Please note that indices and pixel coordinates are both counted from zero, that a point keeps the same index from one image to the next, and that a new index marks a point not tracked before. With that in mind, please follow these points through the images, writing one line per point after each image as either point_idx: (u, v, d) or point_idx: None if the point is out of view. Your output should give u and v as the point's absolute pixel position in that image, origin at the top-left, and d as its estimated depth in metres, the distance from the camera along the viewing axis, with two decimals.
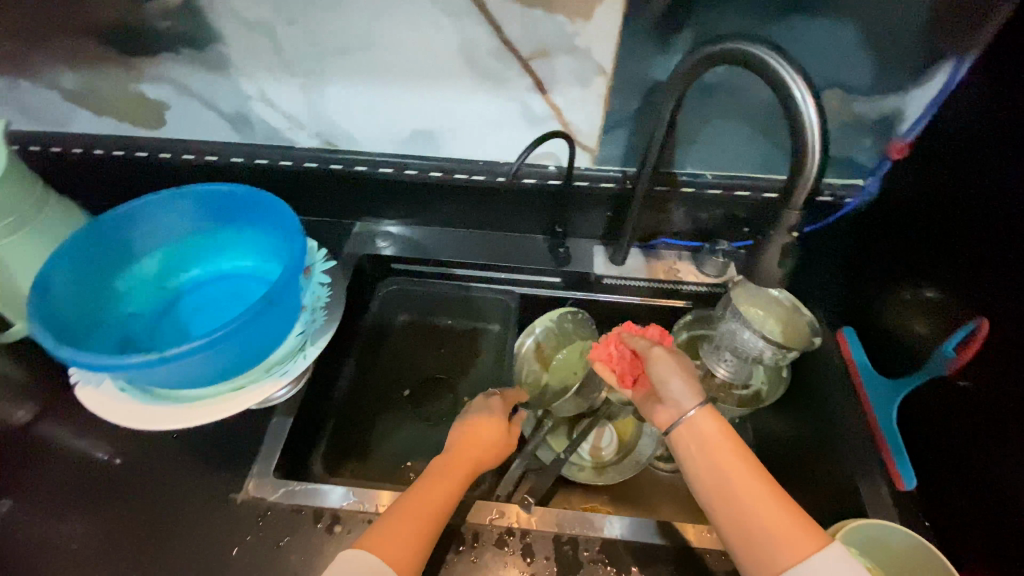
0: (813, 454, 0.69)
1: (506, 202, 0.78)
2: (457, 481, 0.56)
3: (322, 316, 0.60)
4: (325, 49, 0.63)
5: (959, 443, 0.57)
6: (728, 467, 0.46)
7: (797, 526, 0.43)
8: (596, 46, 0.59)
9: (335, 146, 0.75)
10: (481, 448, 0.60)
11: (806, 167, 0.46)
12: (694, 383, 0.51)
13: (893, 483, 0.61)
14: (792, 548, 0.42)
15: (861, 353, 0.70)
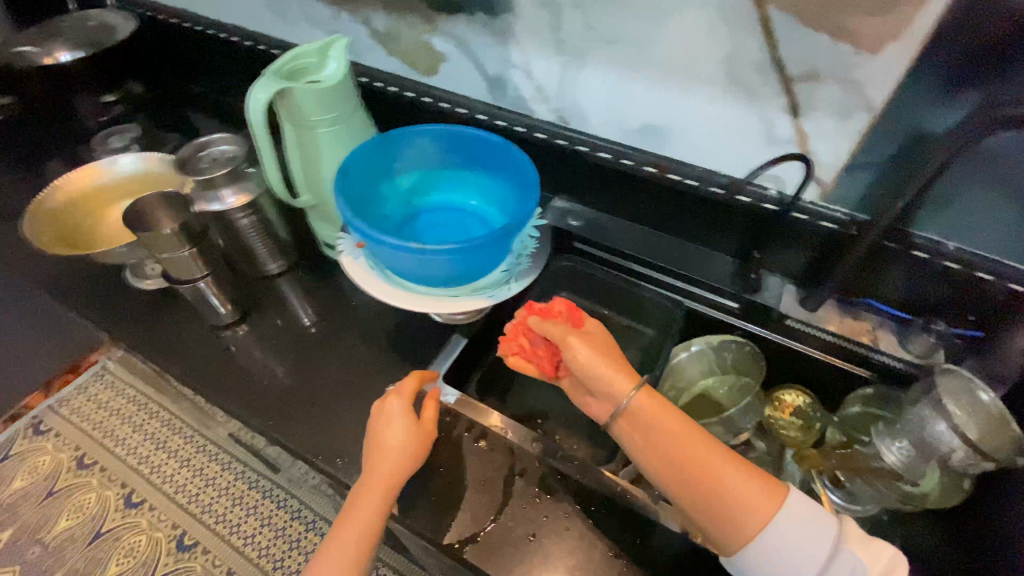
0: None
1: (710, 214, 0.79)
2: (377, 503, 0.57)
3: (527, 262, 0.66)
4: (597, 36, 0.69)
5: None
6: (676, 432, 0.51)
7: (759, 489, 0.49)
8: (873, 83, 0.58)
9: (567, 123, 0.81)
10: (391, 460, 0.57)
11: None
12: (618, 369, 0.54)
13: None
14: (755, 513, 0.48)
15: None
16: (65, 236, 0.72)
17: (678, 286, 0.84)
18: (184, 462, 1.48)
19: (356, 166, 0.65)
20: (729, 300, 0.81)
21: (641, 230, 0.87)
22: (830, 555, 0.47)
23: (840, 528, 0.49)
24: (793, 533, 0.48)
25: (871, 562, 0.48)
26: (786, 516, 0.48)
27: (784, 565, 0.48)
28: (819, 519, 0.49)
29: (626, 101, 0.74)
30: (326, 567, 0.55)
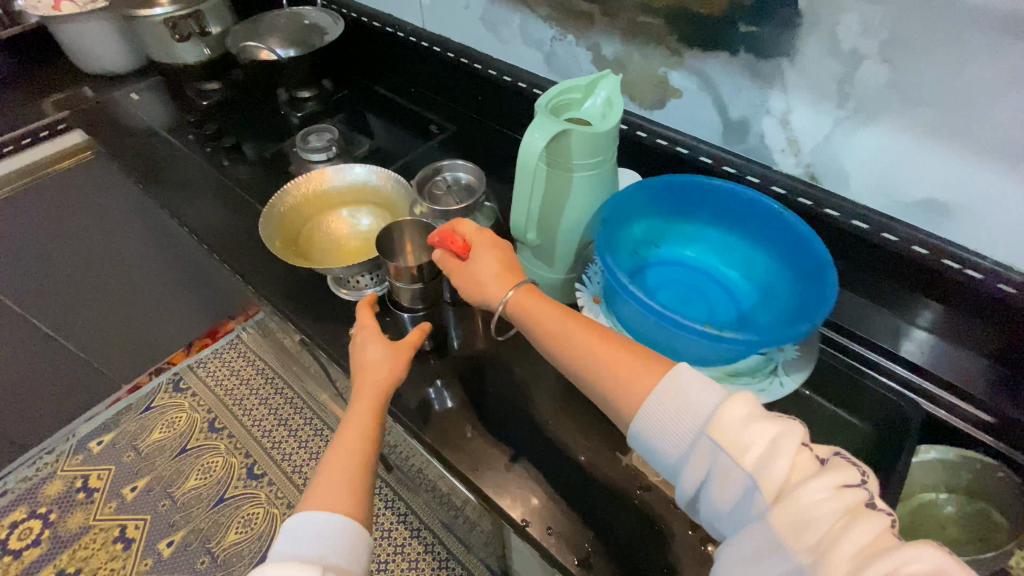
0: None
1: (986, 312, 0.66)
2: (367, 409, 0.60)
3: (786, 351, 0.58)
4: (904, 96, 0.59)
5: None
6: (544, 310, 0.55)
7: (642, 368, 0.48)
8: None
9: (816, 181, 0.72)
10: (378, 366, 0.64)
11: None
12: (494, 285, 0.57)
13: None
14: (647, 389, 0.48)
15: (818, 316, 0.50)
16: (290, 240, 0.72)
17: (915, 382, 0.72)
18: (303, 443, 1.53)
19: (608, 217, 0.59)
20: (986, 412, 0.69)
21: (878, 312, 0.76)
22: (695, 437, 0.44)
23: (715, 409, 0.44)
24: (676, 411, 0.45)
25: (715, 433, 0.42)
26: (690, 424, 0.44)
27: (657, 429, 0.46)
28: (703, 392, 0.45)
29: (910, 170, 0.63)
30: (337, 463, 0.55)
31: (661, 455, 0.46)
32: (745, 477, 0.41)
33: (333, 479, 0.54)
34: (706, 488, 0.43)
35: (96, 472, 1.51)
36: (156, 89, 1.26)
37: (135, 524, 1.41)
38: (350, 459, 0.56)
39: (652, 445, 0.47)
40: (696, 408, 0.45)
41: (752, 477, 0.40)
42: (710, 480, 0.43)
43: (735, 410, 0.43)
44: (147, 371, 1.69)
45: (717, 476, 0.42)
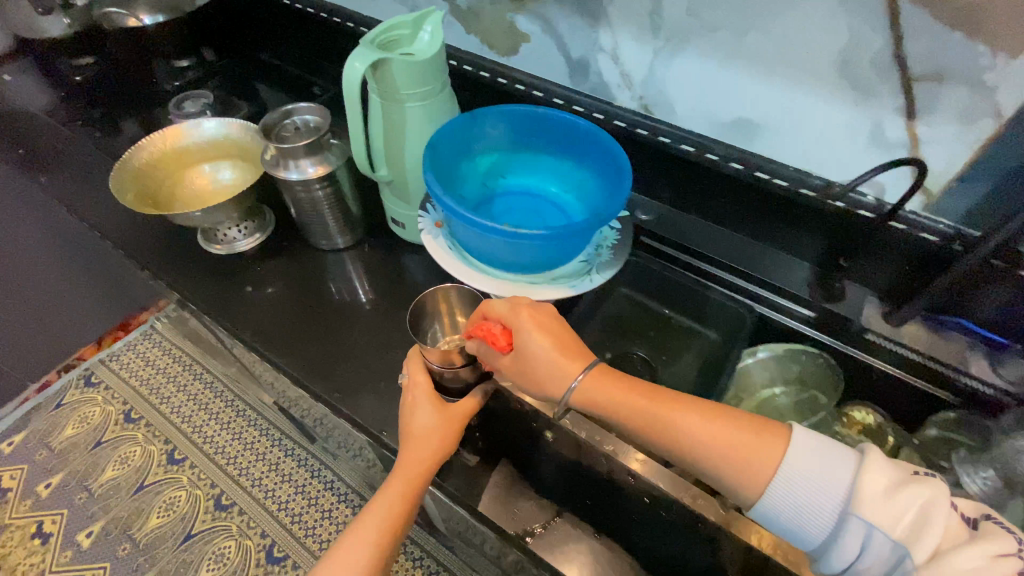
0: None
1: (795, 216, 0.75)
2: (404, 486, 0.59)
3: (607, 253, 0.64)
4: (701, 23, 0.65)
5: None
6: (621, 397, 0.54)
7: (750, 441, 0.49)
8: (1008, 87, 0.53)
9: (650, 112, 0.79)
10: (425, 437, 0.61)
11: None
12: (554, 370, 0.55)
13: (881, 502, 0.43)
14: (750, 455, 0.49)
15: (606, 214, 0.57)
16: (148, 196, 0.73)
17: (749, 288, 0.82)
18: (225, 424, 1.52)
19: (441, 142, 0.64)
20: (804, 306, 0.78)
21: (721, 232, 0.85)
22: (841, 517, 0.45)
23: (854, 485, 0.45)
24: (799, 492, 0.47)
25: (865, 511, 0.44)
26: (835, 508, 0.46)
27: (789, 504, 0.48)
28: (834, 470, 0.47)
29: (718, 92, 0.70)
30: (352, 548, 0.56)
31: (795, 528, 0.48)
32: (893, 544, 0.43)
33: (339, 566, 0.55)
34: (851, 558, 0.45)
35: (5, 473, 1.45)
36: (25, 64, 1.20)
37: (50, 519, 1.37)
38: (365, 546, 0.56)
39: (787, 521, 0.48)
40: (823, 487, 0.47)
41: (905, 550, 0.43)
42: (860, 557, 0.45)
43: (876, 484, 0.45)
44: (55, 369, 1.62)
45: (864, 548, 0.44)
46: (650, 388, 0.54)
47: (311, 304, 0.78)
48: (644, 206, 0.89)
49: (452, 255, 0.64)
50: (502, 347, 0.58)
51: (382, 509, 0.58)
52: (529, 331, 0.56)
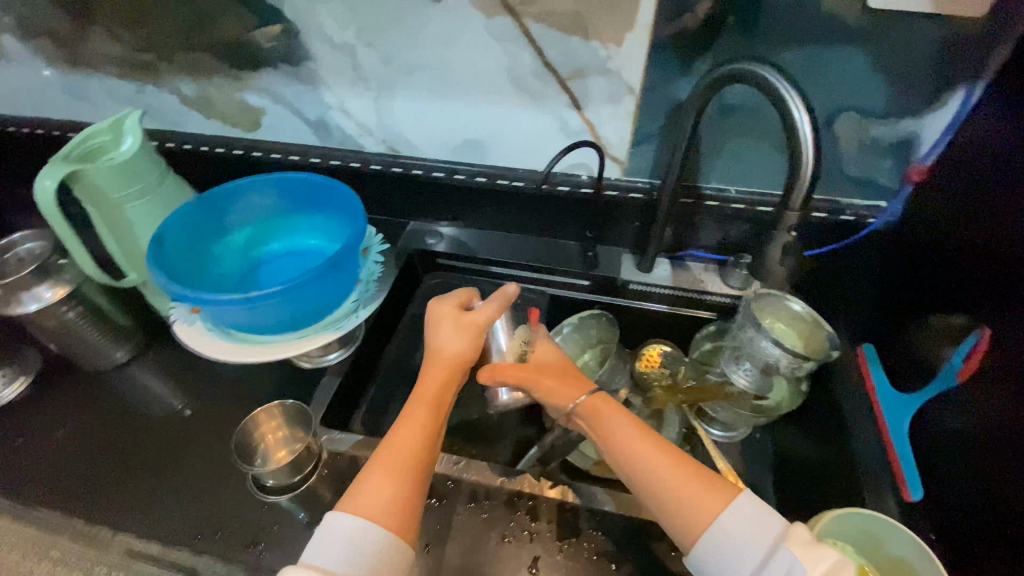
0: (825, 458, 0.72)
1: (545, 208, 0.88)
2: (425, 409, 0.56)
3: (372, 288, 0.70)
4: (400, 69, 0.76)
5: (978, 471, 0.54)
6: (619, 433, 0.54)
7: (706, 489, 0.49)
8: (625, 69, 0.68)
9: (397, 151, 0.87)
10: (444, 350, 0.60)
11: (801, 173, 0.56)
12: (571, 384, 0.60)
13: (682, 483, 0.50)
14: (706, 506, 0.48)
15: (343, 245, 0.63)
16: None
17: (532, 276, 0.91)
18: None
19: (174, 229, 0.65)
20: (579, 278, 0.89)
21: (498, 236, 0.94)
22: (765, 555, 0.45)
23: (782, 532, 0.47)
24: (732, 537, 0.47)
25: (793, 548, 0.45)
26: (762, 548, 0.46)
27: (719, 545, 0.47)
28: (764, 519, 0.47)
29: (443, 123, 0.81)
30: (393, 464, 0.51)
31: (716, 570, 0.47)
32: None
33: (381, 483, 0.50)
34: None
35: None
36: None
37: None
38: (404, 460, 0.51)
39: (717, 562, 0.47)
40: (758, 532, 0.46)
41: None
42: None
43: (802, 535, 0.46)
44: None
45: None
46: (654, 438, 0.53)
47: (96, 434, 0.72)
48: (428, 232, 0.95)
49: (215, 336, 0.64)
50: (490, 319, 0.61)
51: (410, 429, 0.54)
52: (502, 375, 0.61)
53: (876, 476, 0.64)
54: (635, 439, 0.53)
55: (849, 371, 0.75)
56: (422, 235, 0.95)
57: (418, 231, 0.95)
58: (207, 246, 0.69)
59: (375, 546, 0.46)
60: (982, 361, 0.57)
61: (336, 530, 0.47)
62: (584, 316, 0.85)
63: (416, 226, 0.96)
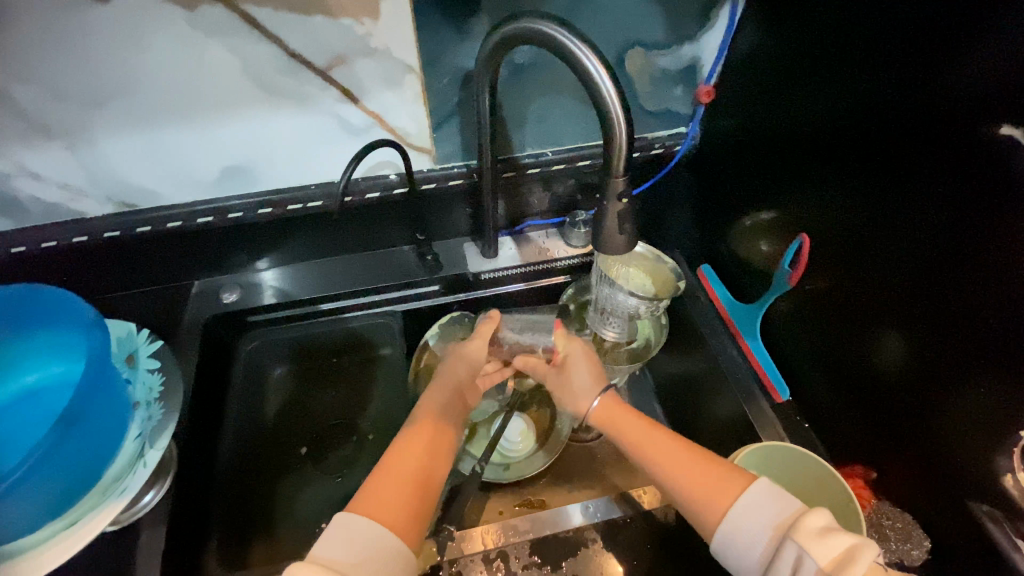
0: (695, 381, 0.75)
1: (361, 219, 0.75)
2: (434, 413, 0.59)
3: (159, 409, 0.52)
4: (89, 102, 0.55)
5: (835, 359, 0.60)
6: (640, 435, 0.56)
7: (718, 476, 0.48)
8: (394, 45, 0.56)
9: (135, 205, 0.66)
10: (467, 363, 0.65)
11: (616, 136, 0.47)
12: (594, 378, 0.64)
13: (703, 473, 0.49)
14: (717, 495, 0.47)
15: (87, 370, 0.45)
16: None
17: (372, 300, 0.78)
18: None
19: None
20: (426, 284, 0.79)
21: (318, 266, 0.79)
22: (777, 545, 0.41)
23: (794, 518, 0.42)
24: (746, 527, 0.44)
25: (799, 537, 0.40)
26: (773, 539, 0.42)
27: (732, 539, 0.44)
28: (780, 504, 0.43)
29: (186, 157, 0.62)
30: (409, 455, 0.53)
31: (742, 566, 0.44)
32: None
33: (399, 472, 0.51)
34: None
35: None
36: None
37: None
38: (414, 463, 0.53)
39: (732, 555, 0.44)
40: (773, 522, 0.43)
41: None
42: None
43: (813, 525, 0.41)
44: None
45: None
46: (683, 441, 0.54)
47: None
48: (225, 289, 0.75)
49: None
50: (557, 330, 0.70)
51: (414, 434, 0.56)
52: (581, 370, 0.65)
53: (749, 384, 0.68)
54: (666, 438, 0.55)
55: (697, 293, 0.78)
56: (216, 295, 0.75)
57: (208, 292, 0.75)
58: None
59: (378, 539, 0.45)
60: (809, 259, 0.61)
61: (341, 528, 0.45)
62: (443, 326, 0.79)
63: (204, 284, 0.76)
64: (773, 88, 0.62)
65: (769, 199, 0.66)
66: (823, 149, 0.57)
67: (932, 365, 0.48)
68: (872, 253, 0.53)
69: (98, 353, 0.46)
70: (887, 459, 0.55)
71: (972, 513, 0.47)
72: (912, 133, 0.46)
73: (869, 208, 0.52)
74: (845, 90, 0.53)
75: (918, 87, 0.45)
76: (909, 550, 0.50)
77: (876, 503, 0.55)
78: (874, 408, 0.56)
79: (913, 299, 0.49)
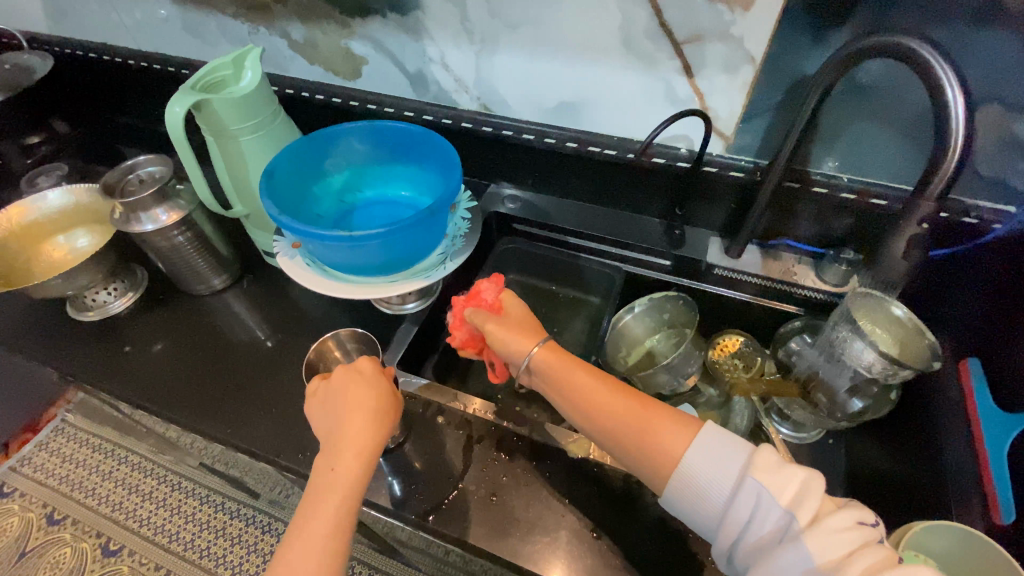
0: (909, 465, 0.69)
1: (636, 181, 0.85)
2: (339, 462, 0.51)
3: (460, 243, 0.70)
4: (507, 23, 0.75)
5: None
6: (583, 388, 0.54)
7: (669, 426, 0.51)
8: (748, 36, 0.64)
9: (490, 109, 0.87)
10: (371, 395, 0.55)
11: None
12: (519, 333, 0.59)
13: (650, 430, 0.51)
14: (669, 448, 0.50)
15: (447, 193, 0.65)
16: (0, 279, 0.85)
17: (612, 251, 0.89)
18: (95, 470, 1.21)
19: (273, 169, 0.66)
20: (662, 257, 0.86)
21: (582, 207, 0.92)
22: (738, 483, 0.46)
23: (748, 459, 0.47)
24: (703, 474, 0.48)
25: (755, 474, 0.46)
26: (728, 481, 0.47)
27: (691, 489, 0.48)
28: (729, 444, 0.48)
29: (542, 82, 0.80)
30: (322, 507, 0.49)
31: (702, 516, 0.48)
32: (781, 509, 0.44)
33: (308, 543, 0.47)
34: (738, 526, 0.46)
35: None
36: None
37: None
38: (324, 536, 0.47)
39: (688, 498, 0.48)
40: (721, 466, 0.47)
41: (790, 513, 0.44)
42: (752, 526, 0.45)
43: (764, 462, 0.47)
44: None
45: (754, 516, 0.45)
46: (624, 391, 0.54)
47: (213, 353, 0.80)
48: (512, 195, 0.95)
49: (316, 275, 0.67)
50: (491, 306, 0.63)
51: (317, 498, 0.50)
52: (512, 336, 0.58)
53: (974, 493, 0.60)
54: (603, 387, 0.54)
55: (949, 382, 0.69)
56: (501, 198, 0.94)
57: (500, 193, 0.95)
58: (314, 201, 0.73)
59: None
60: None
61: None
62: (657, 297, 0.82)
63: (500, 187, 0.96)
64: None
65: None
66: None
67: None
68: None
69: (456, 182, 0.66)
70: None
71: None
72: None
73: None
74: None
75: None
76: None
77: None
78: None
79: None
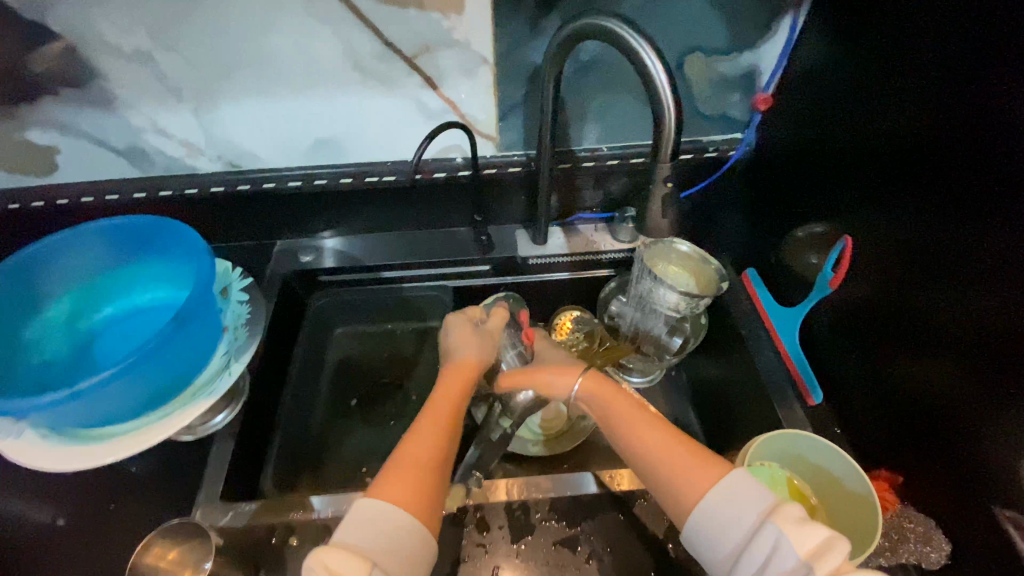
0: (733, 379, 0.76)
1: (427, 199, 0.82)
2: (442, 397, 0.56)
3: (244, 333, 0.61)
4: (217, 73, 0.65)
5: (874, 361, 0.60)
6: (630, 425, 0.53)
7: (702, 463, 0.48)
8: (472, 39, 0.63)
9: (239, 167, 0.76)
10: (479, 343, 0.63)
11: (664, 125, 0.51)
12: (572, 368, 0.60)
13: (678, 466, 0.49)
14: (688, 481, 0.47)
15: (201, 280, 0.55)
16: None
17: (429, 273, 0.84)
18: None
19: None
20: (477, 264, 0.84)
21: (382, 238, 0.86)
22: (755, 527, 0.43)
23: (772, 506, 0.44)
24: (722, 512, 0.45)
25: (776, 522, 0.42)
26: (749, 525, 0.43)
27: (705, 531, 0.45)
28: (753, 491, 0.45)
29: (287, 126, 0.71)
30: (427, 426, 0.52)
31: (715, 558, 0.45)
32: (796, 559, 0.40)
33: (418, 450, 0.50)
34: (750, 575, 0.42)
35: None
36: None
37: None
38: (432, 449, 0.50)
39: (702, 539, 0.46)
40: (746, 507, 0.44)
41: (807, 564, 0.39)
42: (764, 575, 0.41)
43: (791, 512, 0.43)
44: None
45: (767, 561, 0.41)
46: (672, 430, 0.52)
47: None
48: (305, 245, 0.84)
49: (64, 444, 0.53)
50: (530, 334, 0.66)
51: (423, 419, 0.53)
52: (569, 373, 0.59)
53: (784, 387, 0.69)
54: (655, 427, 0.52)
55: (739, 295, 0.79)
56: (295, 252, 0.83)
57: (289, 247, 0.84)
58: (32, 349, 0.57)
59: (395, 527, 0.44)
60: (852, 259, 0.62)
61: (355, 519, 0.44)
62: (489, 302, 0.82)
63: (284, 243, 0.85)
64: (829, 102, 0.63)
65: (818, 211, 0.67)
66: (875, 157, 0.57)
67: (964, 373, 0.48)
68: (915, 258, 0.53)
69: (207, 261, 0.56)
70: (914, 467, 0.55)
71: (999, 524, 0.46)
72: (958, 151, 0.47)
73: (907, 216, 0.53)
74: (901, 105, 0.53)
75: (973, 102, 0.46)
76: (927, 553, 0.51)
77: (900, 508, 0.55)
78: (907, 417, 0.55)
79: (949, 305, 0.49)
